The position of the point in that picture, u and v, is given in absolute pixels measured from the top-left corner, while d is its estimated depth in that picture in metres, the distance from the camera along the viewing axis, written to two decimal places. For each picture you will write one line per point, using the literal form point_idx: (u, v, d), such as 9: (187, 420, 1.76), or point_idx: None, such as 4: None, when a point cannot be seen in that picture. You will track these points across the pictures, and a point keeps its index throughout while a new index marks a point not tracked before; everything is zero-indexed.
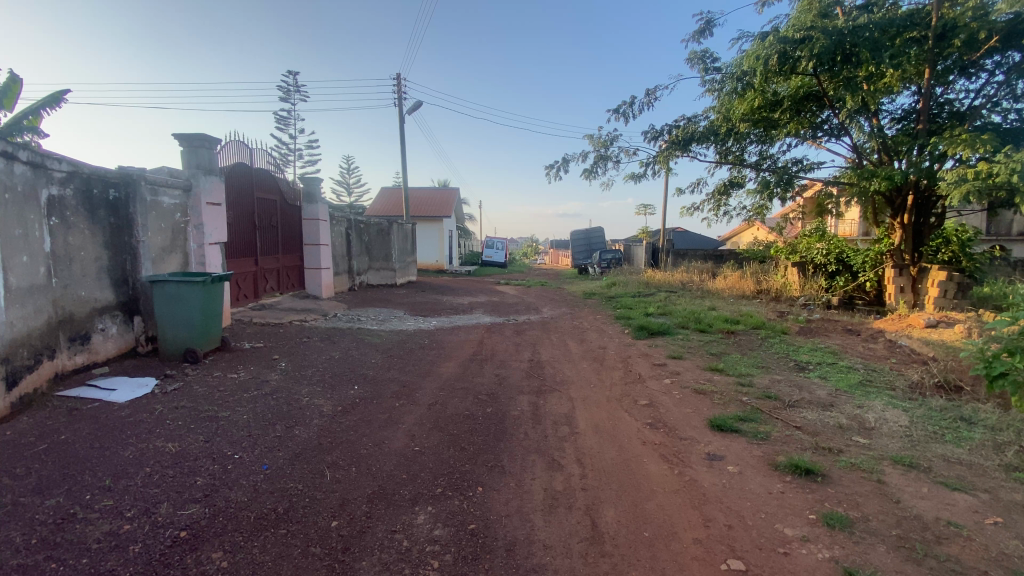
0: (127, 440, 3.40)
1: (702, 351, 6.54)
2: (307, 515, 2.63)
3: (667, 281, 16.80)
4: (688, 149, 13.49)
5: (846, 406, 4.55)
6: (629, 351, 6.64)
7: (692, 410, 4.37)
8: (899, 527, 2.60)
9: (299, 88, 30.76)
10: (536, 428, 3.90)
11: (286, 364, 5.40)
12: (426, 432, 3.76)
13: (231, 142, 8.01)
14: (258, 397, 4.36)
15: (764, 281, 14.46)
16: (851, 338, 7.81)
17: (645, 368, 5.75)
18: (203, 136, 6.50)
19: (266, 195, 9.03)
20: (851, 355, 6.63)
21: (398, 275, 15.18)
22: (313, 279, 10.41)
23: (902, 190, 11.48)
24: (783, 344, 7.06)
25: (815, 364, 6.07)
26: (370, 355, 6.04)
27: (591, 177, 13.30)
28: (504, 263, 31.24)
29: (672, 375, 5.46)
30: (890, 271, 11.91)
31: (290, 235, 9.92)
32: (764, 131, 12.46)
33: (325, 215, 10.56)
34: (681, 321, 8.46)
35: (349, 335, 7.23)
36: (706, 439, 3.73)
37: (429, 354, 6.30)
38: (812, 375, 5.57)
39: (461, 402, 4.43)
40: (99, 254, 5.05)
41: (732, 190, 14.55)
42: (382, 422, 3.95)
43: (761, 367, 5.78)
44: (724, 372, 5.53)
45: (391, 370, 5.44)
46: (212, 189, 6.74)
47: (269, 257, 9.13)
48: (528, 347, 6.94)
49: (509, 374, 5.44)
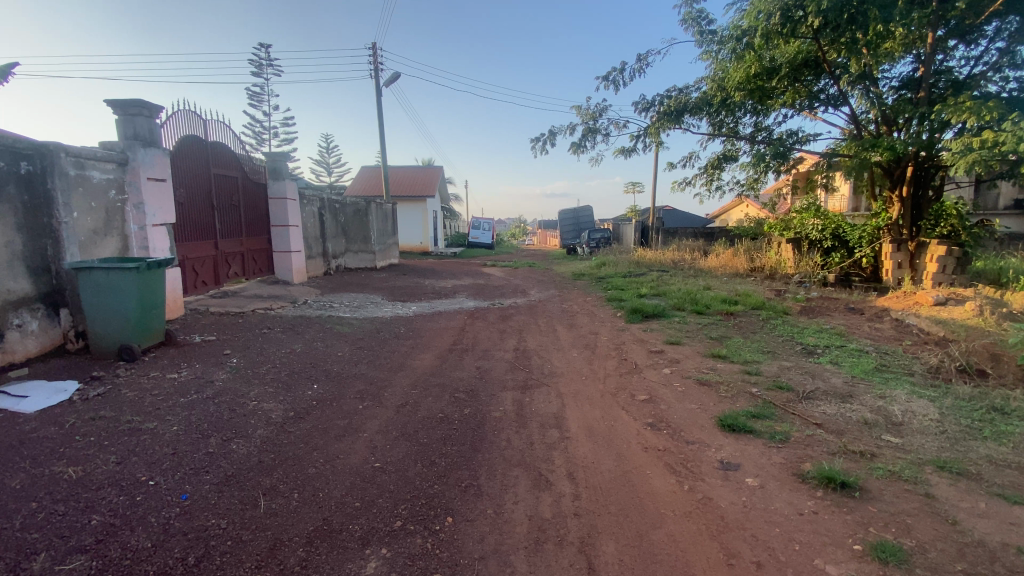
0: (18, 465, 2.78)
1: (701, 335, 6.03)
2: (224, 567, 2.05)
3: (658, 260, 16.26)
4: (681, 121, 12.97)
5: (867, 397, 4.08)
6: (623, 337, 6.10)
7: (697, 405, 3.84)
8: (964, 560, 2.13)
9: (271, 62, 28.79)
10: (521, 433, 3.34)
11: (237, 360, 4.75)
12: (391, 442, 3.18)
13: (180, 111, 7.20)
14: (195, 404, 3.72)
15: (757, 258, 14.07)
16: (856, 317, 7.38)
17: (641, 356, 5.21)
18: (140, 102, 5.74)
19: (225, 172, 8.27)
20: (859, 337, 6.18)
21: (378, 258, 14.43)
22: (283, 263, 9.73)
23: (901, 161, 11.16)
24: (787, 325, 6.58)
25: (823, 348, 5.59)
26: (336, 347, 5.41)
27: (579, 151, 12.67)
28: (491, 245, 30.51)
29: (672, 364, 4.93)
30: (889, 246, 11.47)
31: (256, 216, 9.18)
32: (759, 102, 12.11)
33: (294, 193, 9.81)
34: (676, 302, 7.93)
35: (315, 324, 6.56)
36: (717, 443, 3.20)
37: (404, 345, 5.69)
38: (823, 361, 5.08)
39: (435, 402, 3.85)
40: (10, 237, 4.36)
41: (725, 164, 14.07)
42: (340, 429, 3.36)
43: (767, 353, 5.28)
44: (727, 359, 5.02)
45: (358, 365, 4.82)
46: (154, 163, 5.99)
47: (231, 239, 8.38)
48: (513, 334, 6.36)
49: (493, 366, 4.88)
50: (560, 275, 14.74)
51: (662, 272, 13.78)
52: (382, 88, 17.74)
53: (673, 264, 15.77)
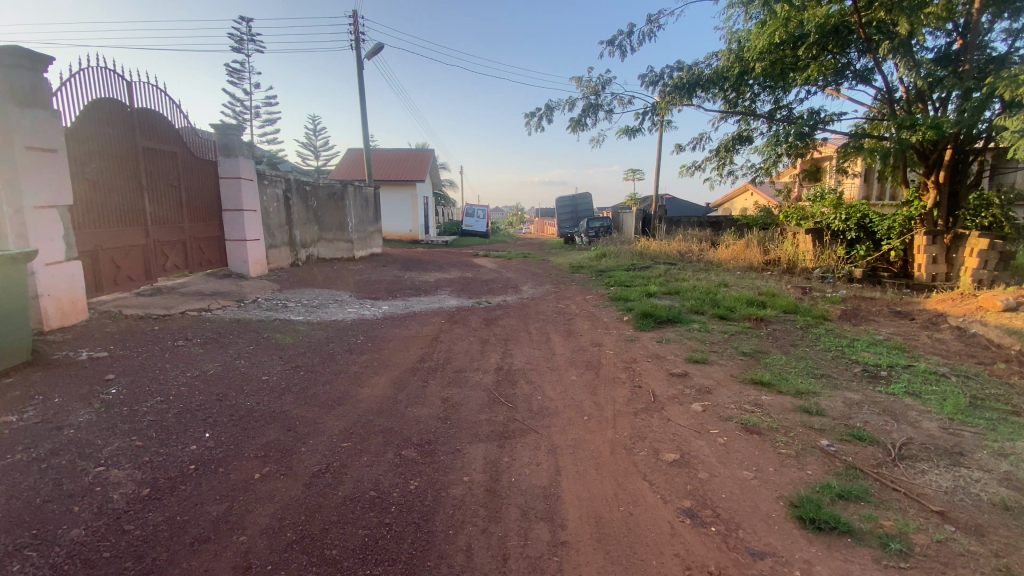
0: None
1: (731, 350, 4.82)
2: None
3: (663, 252, 15.02)
4: (692, 96, 11.65)
5: (985, 456, 2.90)
6: (633, 351, 4.88)
7: (753, 473, 2.64)
8: None
9: (253, 37, 26.90)
10: (489, 534, 2.14)
11: (117, 392, 3.51)
12: (276, 560, 1.97)
13: (90, 68, 5.86)
14: (9, 472, 2.50)
15: (771, 250, 12.80)
16: (906, 324, 6.20)
17: (659, 381, 4.00)
18: (20, 50, 4.49)
19: (160, 146, 6.95)
20: (925, 353, 4.99)
21: (356, 248, 13.11)
22: (237, 254, 8.46)
23: (939, 142, 9.96)
24: (832, 336, 5.38)
25: (888, 370, 4.40)
26: (264, 367, 4.16)
27: (579, 130, 11.37)
28: (485, 233, 29.23)
29: (702, 395, 3.72)
30: (921, 238, 10.21)
31: (202, 199, 7.88)
32: (781, 75, 10.81)
33: (249, 172, 8.51)
34: (693, 303, 6.71)
35: (253, 330, 5.31)
36: (802, 558, 2.01)
37: (355, 362, 4.46)
38: (897, 391, 3.89)
39: (368, 469, 2.63)
40: None
41: (739, 146, 12.80)
42: (206, 529, 2.15)
43: (822, 379, 4.09)
44: (774, 389, 3.82)
45: (284, 397, 3.60)
46: (38, 129, 4.69)
47: (168, 226, 7.10)
48: (496, 346, 5.14)
49: (465, 397, 3.66)
50: (557, 268, 13.49)
51: (669, 265, 12.48)
52: (363, 60, 16.14)
53: (680, 256, 14.53)
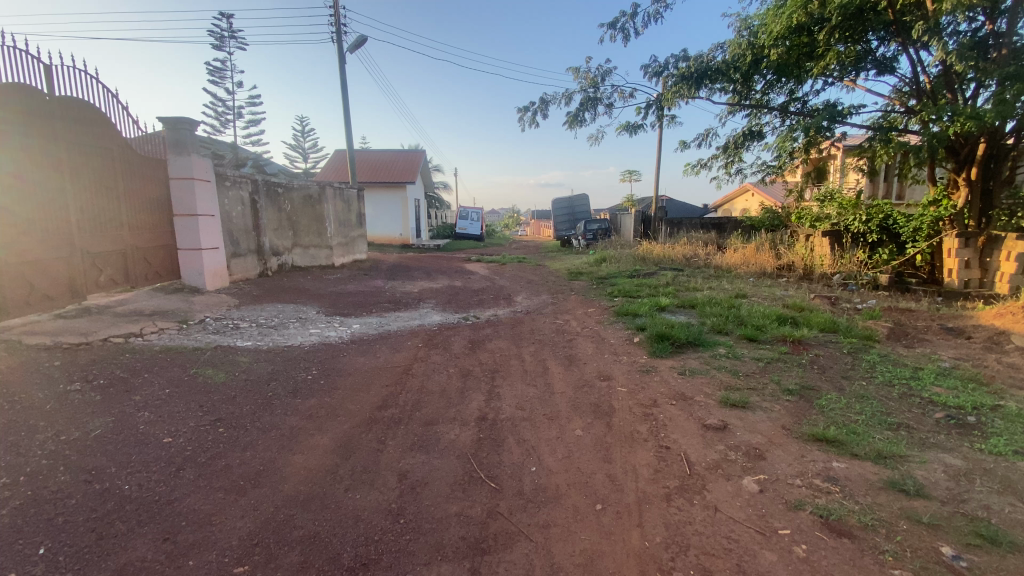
0: None
1: (773, 387, 3.86)
2: None
3: (667, 256, 14.07)
4: (700, 88, 10.73)
5: None
6: (651, 389, 3.91)
7: None
8: None
9: (234, 35, 25.75)
10: None
11: None
12: None
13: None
14: None
15: (785, 254, 11.88)
16: (966, 345, 5.26)
17: (691, 439, 3.03)
18: None
19: (91, 140, 5.93)
20: (1009, 387, 4.04)
21: (336, 254, 12.11)
22: (192, 266, 7.48)
23: (972, 136, 9.10)
24: (889, 365, 4.42)
25: (978, 416, 3.44)
26: (174, 423, 3.18)
27: (576, 125, 10.43)
28: (480, 237, 28.26)
29: (753, 462, 2.75)
30: (952, 241, 9.25)
31: (149, 204, 6.90)
32: (797, 63, 9.89)
33: (204, 173, 7.52)
34: (712, 321, 5.75)
35: (182, 363, 4.31)
36: None
37: (298, 410, 3.48)
38: (1008, 451, 2.92)
39: None
40: None
41: (750, 141, 11.88)
42: None
43: (902, 433, 3.12)
44: (846, 452, 2.85)
45: (183, 475, 2.62)
46: None
47: (105, 234, 6.11)
48: (481, 381, 4.17)
49: (433, 469, 2.69)
50: (554, 275, 12.53)
51: (675, 272, 11.51)
52: (345, 55, 15.14)
53: (685, 260, 13.61)
